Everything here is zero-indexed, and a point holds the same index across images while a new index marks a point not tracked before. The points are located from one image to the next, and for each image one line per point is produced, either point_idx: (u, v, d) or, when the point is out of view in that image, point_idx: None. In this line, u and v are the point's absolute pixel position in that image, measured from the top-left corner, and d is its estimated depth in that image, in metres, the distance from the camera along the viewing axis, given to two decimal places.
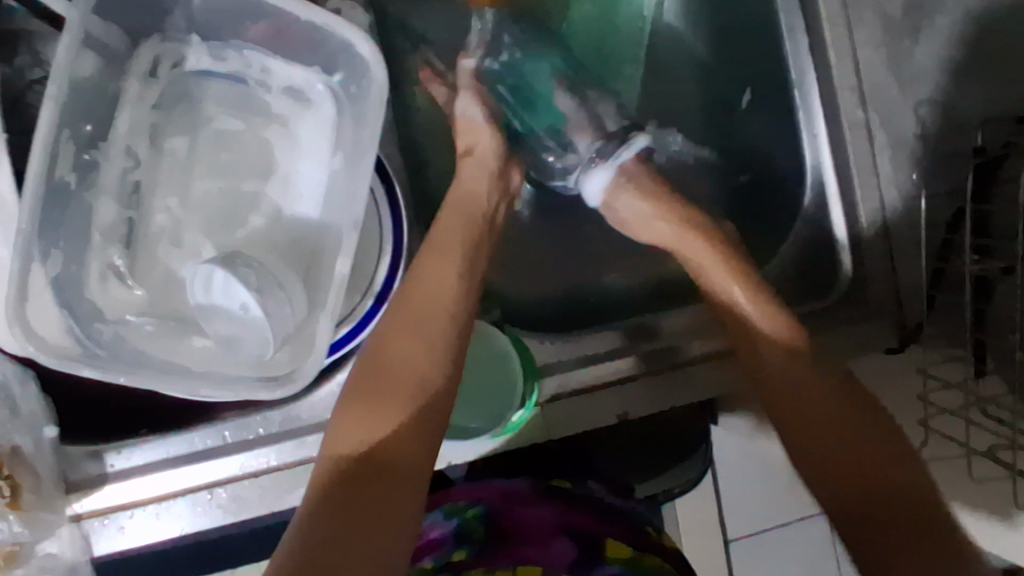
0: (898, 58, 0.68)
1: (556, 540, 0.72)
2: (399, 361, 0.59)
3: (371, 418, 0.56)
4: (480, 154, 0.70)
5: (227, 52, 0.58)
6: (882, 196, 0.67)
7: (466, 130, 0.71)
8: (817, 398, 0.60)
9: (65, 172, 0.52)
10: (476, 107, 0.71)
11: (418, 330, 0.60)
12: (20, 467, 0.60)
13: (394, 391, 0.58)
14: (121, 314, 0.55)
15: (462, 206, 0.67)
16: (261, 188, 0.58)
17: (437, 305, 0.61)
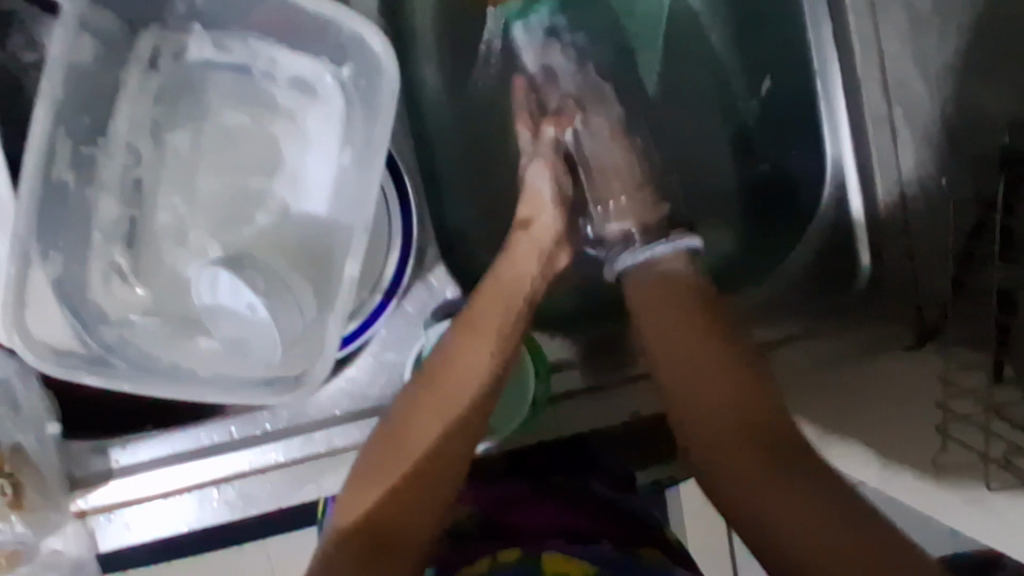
0: (923, 52, 0.67)
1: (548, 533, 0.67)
2: (413, 436, 0.57)
3: (375, 486, 0.55)
4: (534, 233, 0.64)
5: (232, 42, 0.55)
6: (904, 193, 0.67)
7: (529, 201, 0.66)
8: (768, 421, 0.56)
9: (64, 171, 0.50)
10: (547, 180, 0.66)
11: (438, 416, 0.58)
12: (23, 465, 0.60)
13: (399, 462, 0.56)
14: (125, 315, 0.53)
15: (509, 279, 0.62)
16: (268, 184, 0.57)
17: (458, 390, 0.58)
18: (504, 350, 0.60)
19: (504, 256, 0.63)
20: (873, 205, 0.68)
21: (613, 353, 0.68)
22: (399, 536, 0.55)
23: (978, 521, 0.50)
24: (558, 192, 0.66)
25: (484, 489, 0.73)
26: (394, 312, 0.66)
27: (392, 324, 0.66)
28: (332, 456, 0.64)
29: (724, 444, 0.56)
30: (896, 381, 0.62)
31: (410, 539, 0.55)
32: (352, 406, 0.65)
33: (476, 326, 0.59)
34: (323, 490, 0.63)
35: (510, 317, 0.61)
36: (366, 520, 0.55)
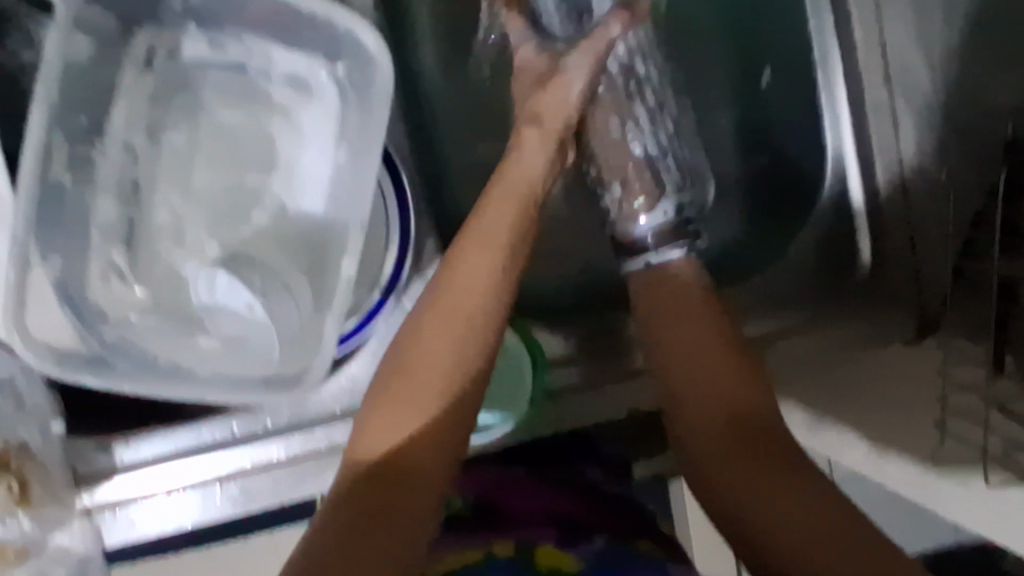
0: None
1: (540, 524, 0.65)
2: (430, 363, 0.52)
3: (407, 410, 0.50)
4: (545, 123, 0.60)
5: (227, 41, 0.55)
6: (903, 176, 0.67)
7: (551, 93, 0.61)
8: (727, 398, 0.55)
9: (60, 172, 0.49)
10: (584, 77, 0.61)
11: (449, 333, 0.52)
12: (27, 460, 0.60)
13: (430, 379, 0.51)
14: (124, 313, 0.53)
15: (517, 180, 0.58)
16: (265, 183, 0.57)
17: (471, 295, 0.54)
18: (518, 258, 0.56)
19: (511, 153, 0.59)
20: (873, 186, 0.69)
21: (612, 342, 0.69)
22: (427, 477, 0.49)
23: (973, 508, 0.50)
24: (582, 92, 0.62)
25: (475, 474, 0.72)
26: (393, 310, 0.65)
27: (390, 320, 0.65)
28: (333, 452, 0.64)
29: (698, 414, 0.56)
30: (879, 367, 0.63)
31: (440, 473, 0.50)
32: (352, 402, 0.66)
33: (482, 238, 0.55)
34: (324, 486, 0.63)
35: (522, 218, 0.57)
36: (391, 459, 0.49)
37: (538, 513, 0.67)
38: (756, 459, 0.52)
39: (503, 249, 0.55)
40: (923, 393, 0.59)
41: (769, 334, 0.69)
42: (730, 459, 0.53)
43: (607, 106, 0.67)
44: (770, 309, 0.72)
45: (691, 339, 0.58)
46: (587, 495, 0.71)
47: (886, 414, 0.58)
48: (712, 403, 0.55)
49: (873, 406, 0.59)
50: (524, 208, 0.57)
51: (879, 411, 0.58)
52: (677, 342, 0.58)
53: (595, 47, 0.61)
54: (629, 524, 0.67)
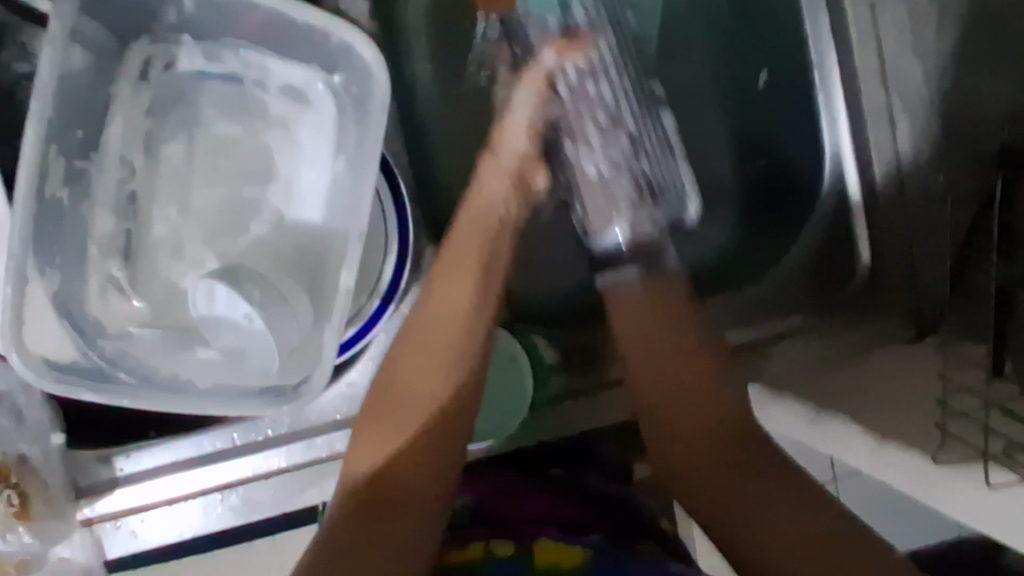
0: (921, 47, 0.67)
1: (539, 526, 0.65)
2: (413, 384, 0.54)
3: (395, 425, 0.53)
4: (499, 156, 0.59)
5: (223, 52, 0.55)
6: (900, 169, 0.68)
7: (507, 131, 0.60)
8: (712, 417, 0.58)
9: (57, 187, 0.49)
10: (530, 112, 0.60)
11: (427, 358, 0.54)
12: (29, 476, 0.60)
13: (415, 401, 0.54)
14: (124, 326, 0.54)
15: (483, 206, 0.58)
16: (263, 194, 0.57)
17: (444, 324, 0.55)
18: (496, 279, 0.57)
19: (475, 177, 0.59)
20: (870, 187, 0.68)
21: (596, 360, 0.70)
22: (415, 493, 0.51)
23: (980, 507, 0.50)
24: (540, 117, 0.60)
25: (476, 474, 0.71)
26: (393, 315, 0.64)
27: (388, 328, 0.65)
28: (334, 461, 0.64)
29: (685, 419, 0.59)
30: (895, 377, 0.63)
31: (427, 489, 0.52)
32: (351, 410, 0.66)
33: (451, 262, 0.56)
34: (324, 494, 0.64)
35: (492, 240, 0.58)
36: (380, 472, 0.51)
37: (542, 516, 0.66)
38: (715, 459, 0.57)
39: (479, 283, 0.56)
40: (925, 392, 0.60)
41: (743, 349, 0.70)
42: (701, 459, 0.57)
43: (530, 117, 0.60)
44: (748, 325, 0.72)
45: (657, 365, 0.60)
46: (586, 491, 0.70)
47: (894, 416, 0.58)
48: (688, 424, 0.58)
49: (885, 408, 0.59)
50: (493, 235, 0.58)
51: (887, 410, 0.59)
52: (666, 360, 0.60)
53: (530, 80, 0.60)
54: (627, 519, 0.68)
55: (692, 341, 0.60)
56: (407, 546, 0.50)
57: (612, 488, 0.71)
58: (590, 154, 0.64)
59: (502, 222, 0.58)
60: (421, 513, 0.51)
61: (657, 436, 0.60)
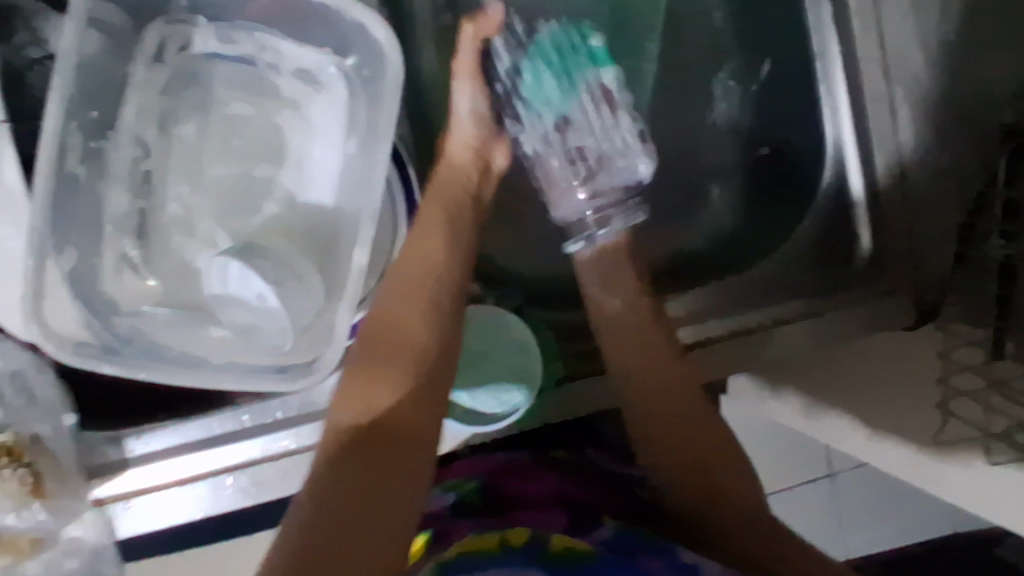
0: (923, 33, 0.68)
1: (550, 509, 0.65)
2: (398, 330, 0.55)
3: (383, 377, 0.53)
4: (457, 138, 0.62)
5: (236, 34, 0.56)
6: (902, 165, 0.69)
7: (456, 124, 0.62)
8: (675, 416, 0.63)
9: (74, 164, 0.50)
10: (470, 101, 0.61)
11: (411, 302, 0.56)
12: (40, 453, 0.61)
13: (397, 355, 0.54)
14: (138, 305, 0.55)
15: (449, 176, 0.61)
16: (274, 174, 0.58)
17: (422, 265, 0.57)
18: (462, 236, 0.59)
19: (444, 153, 0.62)
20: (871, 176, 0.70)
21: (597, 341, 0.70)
22: (404, 437, 0.50)
23: (987, 494, 0.51)
24: (478, 106, 0.61)
25: (479, 456, 0.71)
26: None
27: None
28: None
29: (671, 413, 0.63)
30: (888, 364, 0.65)
31: (420, 436, 0.51)
32: None
33: (430, 220, 0.58)
34: None
35: (457, 209, 0.60)
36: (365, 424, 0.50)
37: (548, 496, 0.66)
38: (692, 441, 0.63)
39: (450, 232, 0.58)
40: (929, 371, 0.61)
41: (736, 331, 0.69)
42: (695, 454, 0.63)
43: (467, 122, 0.62)
44: (725, 311, 0.71)
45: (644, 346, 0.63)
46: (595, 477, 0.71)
47: (889, 404, 0.61)
48: (669, 436, 0.63)
49: (878, 397, 0.62)
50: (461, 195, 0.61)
51: (892, 403, 0.61)
52: (626, 346, 0.63)
53: (466, 67, 0.60)
54: (633, 503, 0.68)
55: (664, 341, 0.64)
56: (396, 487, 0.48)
57: (616, 466, 0.72)
58: (530, 135, 0.65)
59: (468, 189, 0.62)
60: (417, 454, 0.50)
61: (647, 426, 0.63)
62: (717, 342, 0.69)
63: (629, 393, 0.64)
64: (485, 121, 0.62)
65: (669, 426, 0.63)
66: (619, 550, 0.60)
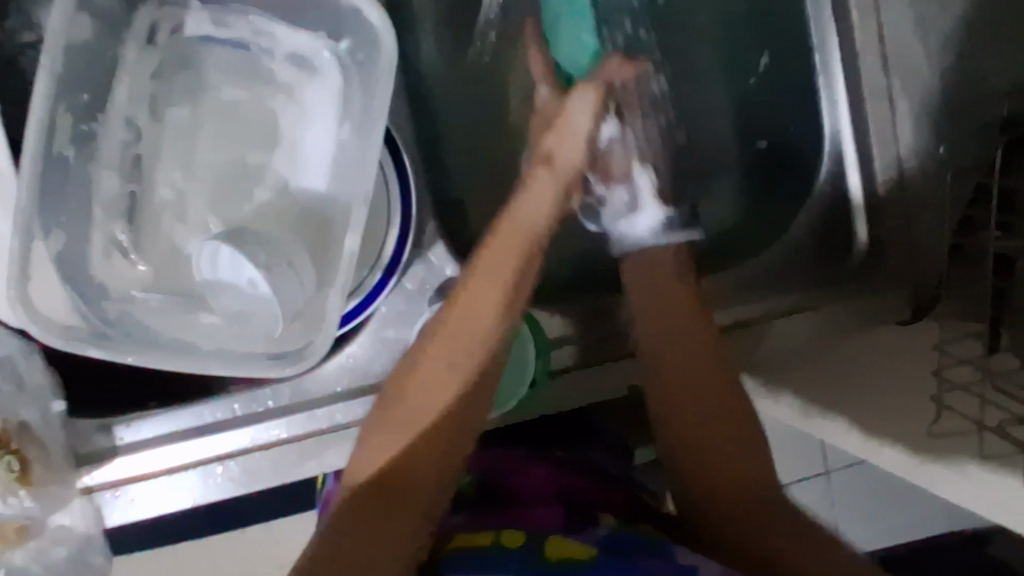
0: (925, 22, 0.66)
1: (547, 506, 0.61)
2: (423, 389, 0.54)
3: (404, 436, 0.53)
4: (556, 166, 0.60)
5: (231, 18, 0.55)
6: (901, 165, 0.68)
7: (565, 130, 0.61)
8: (715, 419, 0.60)
9: (62, 146, 0.50)
10: (588, 118, 0.61)
11: (443, 364, 0.54)
12: (28, 441, 0.61)
13: (416, 419, 0.53)
14: (127, 290, 0.54)
15: (522, 223, 0.57)
16: (267, 160, 0.57)
17: (467, 331, 0.54)
18: (519, 305, 0.56)
19: (523, 192, 0.58)
20: (871, 183, 0.70)
21: (604, 328, 0.69)
22: (411, 498, 0.52)
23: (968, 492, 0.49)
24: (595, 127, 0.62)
25: (488, 452, 0.69)
26: (395, 290, 0.65)
27: (391, 302, 0.65)
28: (334, 431, 0.64)
29: (718, 399, 0.60)
30: (886, 356, 0.64)
31: (429, 499, 0.52)
32: (351, 383, 0.66)
33: (483, 277, 0.55)
34: (325, 464, 0.64)
35: (522, 259, 0.56)
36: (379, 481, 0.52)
37: (544, 496, 0.63)
38: (722, 433, 0.60)
39: (505, 295, 0.55)
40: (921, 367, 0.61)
41: (738, 323, 0.69)
42: (713, 454, 0.60)
43: (588, 115, 0.61)
44: (745, 297, 0.71)
45: (688, 321, 0.62)
46: (593, 480, 0.67)
47: (885, 398, 0.59)
48: (707, 423, 0.60)
49: (880, 389, 0.60)
50: (527, 253, 0.57)
51: (883, 396, 0.59)
52: (670, 343, 0.61)
53: (592, 88, 0.62)
54: (637, 510, 0.64)
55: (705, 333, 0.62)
56: (393, 550, 0.50)
57: (611, 466, 0.70)
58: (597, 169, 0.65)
59: (538, 239, 0.57)
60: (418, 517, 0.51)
61: (685, 417, 0.61)
62: (752, 323, 0.69)
63: (663, 369, 0.61)
64: (593, 146, 0.62)
65: (706, 420, 0.60)
66: (618, 552, 0.54)
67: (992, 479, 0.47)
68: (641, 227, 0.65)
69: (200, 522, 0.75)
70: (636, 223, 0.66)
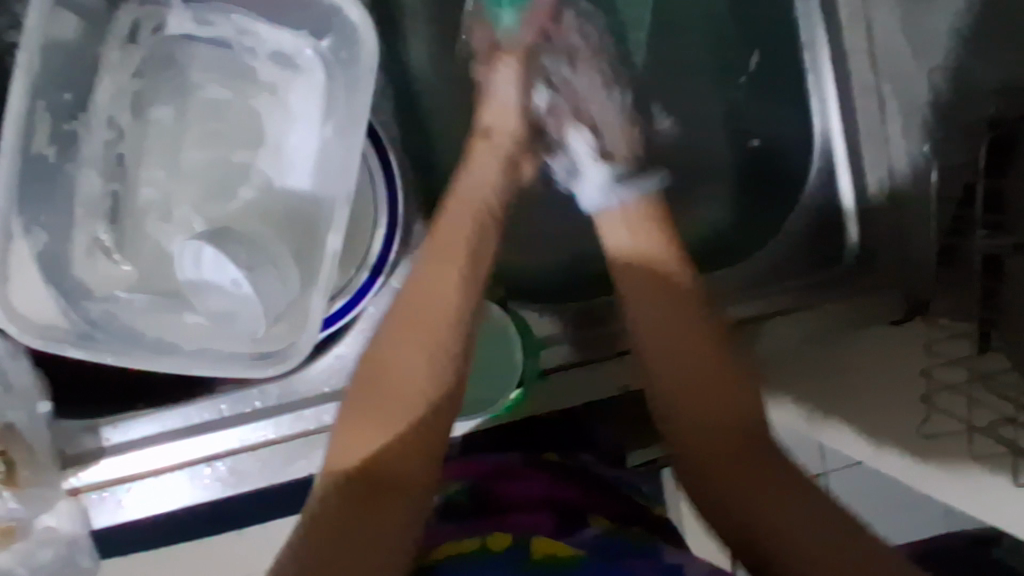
0: (912, 20, 0.66)
1: (537, 511, 0.60)
2: (397, 366, 0.54)
3: (381, 413, 0.52)
4: (494, 140, 0.64)
5: (213, 17, 0.55)
6: (891, 169, 0.67)
7: (494, 113, 0.66)
8: (692, 393, 0.55)
9: (44, 146, 0.49)
10: (512, 88, 0.66)
11: (413, 338, 0.54)
12: (15, 442, 0.60)
13: (400, 395, 0.53)
14: (112, 291, 0.54)
15: (471, 192, 0.61)
16: (251, 158, 0.57)
17: (431, 304, 0.55)
18: (477, 275, 0.57)
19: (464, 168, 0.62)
20: (862, 182, 0.68)
21: (594, 329, 0.67)
22: (400, 473, 0.50)
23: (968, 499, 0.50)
24: (523, 97, 0.67)
25: (471, 460, 0.68)
26: (382, 288, 0.64)
27: (378, 302, 0.64)
28: (321, 432, 0.64)
29: (695, 366, 0.55)
30: (878, 357, 0.63)
31: (416, 469, 0.51)
32: (340, 383, 0.66)
33: (440, 253, 0.57)
34: (313, 466, 0.63)
35: (475, 229, 0.59)
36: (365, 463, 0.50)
37: (538, 499, 0.62)
38: (722, 426, 0.53)
39: (463, 267, 0.57)
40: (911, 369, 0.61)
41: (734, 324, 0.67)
42: (713, 442, 0.53)
43: (511, 90, 0.66)
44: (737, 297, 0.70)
45: (652, 293, 0.59)
46: (585, 484, 0.66)
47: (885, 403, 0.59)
48: (698, 396, 0.55)
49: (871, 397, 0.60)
50: (478, 223, 0.59)
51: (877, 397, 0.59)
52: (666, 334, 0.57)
53: (512, 63, 0.67)
54: (629, 512, 0.63)
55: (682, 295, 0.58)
56: (389, 526, 0.48)
57: (600, 467, 0.69)
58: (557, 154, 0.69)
59: (488, 207, 0.61)
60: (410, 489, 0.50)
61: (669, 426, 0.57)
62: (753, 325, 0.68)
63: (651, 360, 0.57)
64: (525, 114, 0.67)
65: (684, 391, 0.55)
66: (608, 553, 0.53)
67: (976, 483, 0.49)
68: (590, 186, 0.66)
69: (193, 526, 0.75)
70: (582, 185, 0.66)
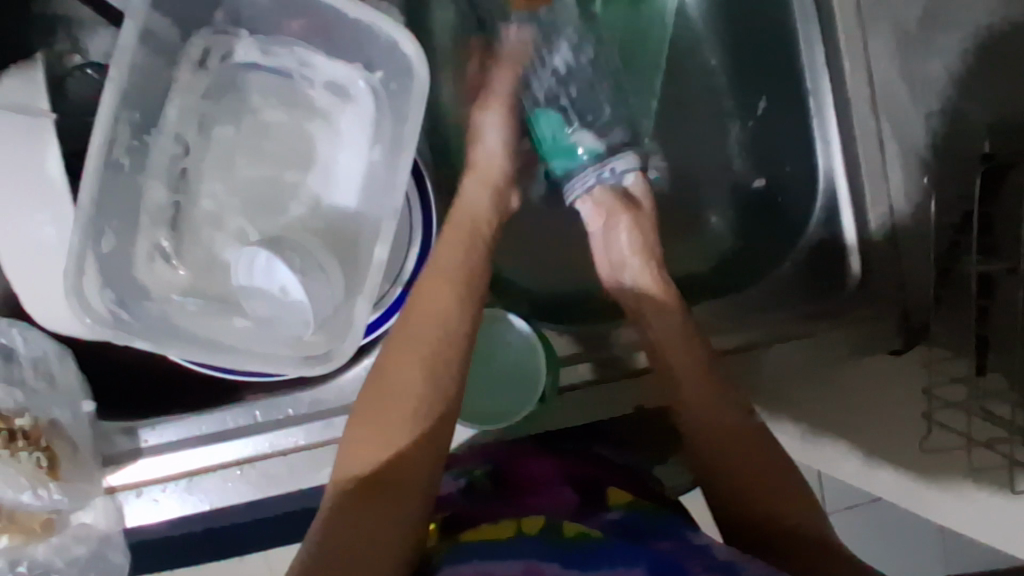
0: (912, 70, 0.71)
1: (563, 490, 0.64)
2: (398, 382, 0.57)
3: (390, 429, 0.56)
4: (480, 172, 0.70)
5: (278, 48, 0.60)
6: (892, 204, 0.70)
7: (480, 152, 0.71)
8: (705, 423, 0.64)
9: (120, 155, 0.54)
10: (497, 133, 0.72)
11: (414, 357, 0.58)
12: (56, 438, 0.63)
13: (395, 412, 0.56)
14: (167, 293, 0.58)
15: (472, 207, 0.67)
16: (302, 178, 0.62)
17: (429, 327, 0.60)
18: (471, 297, 0.62)
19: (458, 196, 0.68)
20: (863, 220, 0.71)
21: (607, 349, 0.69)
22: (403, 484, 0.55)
23: (940, 493, 0.64)
24: (505, 134, 0.72)
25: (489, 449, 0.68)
26: None
27: None
28: None
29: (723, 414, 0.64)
30: (875, 382, 0.69)
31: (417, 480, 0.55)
32: None
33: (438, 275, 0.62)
34: None
35: (466, 250, 0.64)
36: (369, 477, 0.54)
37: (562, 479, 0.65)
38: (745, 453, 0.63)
39: (457, 284, 0.62)
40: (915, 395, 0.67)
41: (741, 345, 0.69)
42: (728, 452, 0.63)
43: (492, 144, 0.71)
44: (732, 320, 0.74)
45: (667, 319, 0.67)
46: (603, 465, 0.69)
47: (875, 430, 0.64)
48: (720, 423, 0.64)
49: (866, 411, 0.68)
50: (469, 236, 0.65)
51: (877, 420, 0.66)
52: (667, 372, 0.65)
53: (496, 105, 0.72)
54: (646, 491, 0.67)
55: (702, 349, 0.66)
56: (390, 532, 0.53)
57: (619, 458, 0.72)
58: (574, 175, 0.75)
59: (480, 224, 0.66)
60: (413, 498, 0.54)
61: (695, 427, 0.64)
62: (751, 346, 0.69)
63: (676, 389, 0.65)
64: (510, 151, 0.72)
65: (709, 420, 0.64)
66: (630, 534, 0.57)
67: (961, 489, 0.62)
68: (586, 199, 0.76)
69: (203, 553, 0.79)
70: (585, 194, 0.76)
